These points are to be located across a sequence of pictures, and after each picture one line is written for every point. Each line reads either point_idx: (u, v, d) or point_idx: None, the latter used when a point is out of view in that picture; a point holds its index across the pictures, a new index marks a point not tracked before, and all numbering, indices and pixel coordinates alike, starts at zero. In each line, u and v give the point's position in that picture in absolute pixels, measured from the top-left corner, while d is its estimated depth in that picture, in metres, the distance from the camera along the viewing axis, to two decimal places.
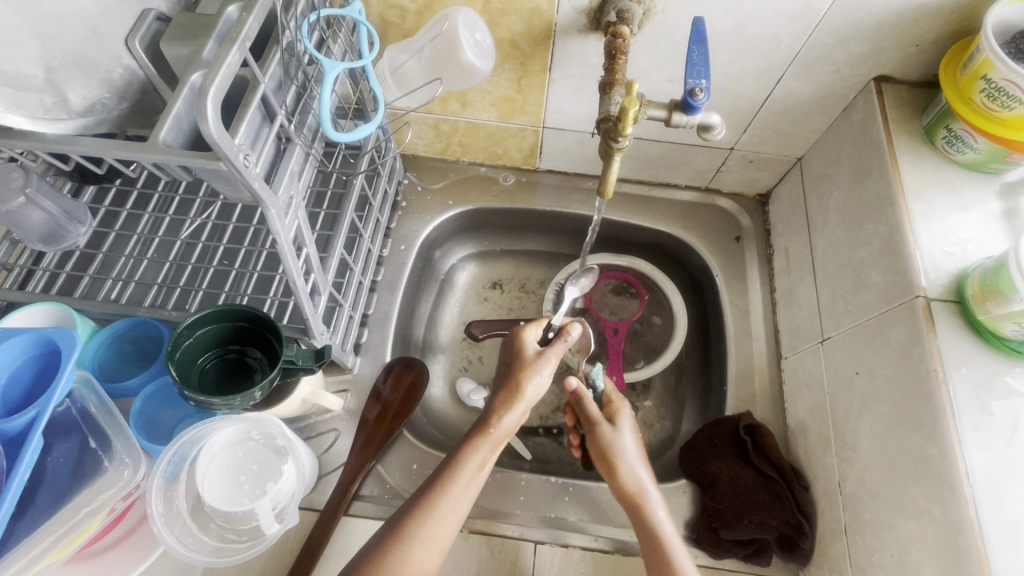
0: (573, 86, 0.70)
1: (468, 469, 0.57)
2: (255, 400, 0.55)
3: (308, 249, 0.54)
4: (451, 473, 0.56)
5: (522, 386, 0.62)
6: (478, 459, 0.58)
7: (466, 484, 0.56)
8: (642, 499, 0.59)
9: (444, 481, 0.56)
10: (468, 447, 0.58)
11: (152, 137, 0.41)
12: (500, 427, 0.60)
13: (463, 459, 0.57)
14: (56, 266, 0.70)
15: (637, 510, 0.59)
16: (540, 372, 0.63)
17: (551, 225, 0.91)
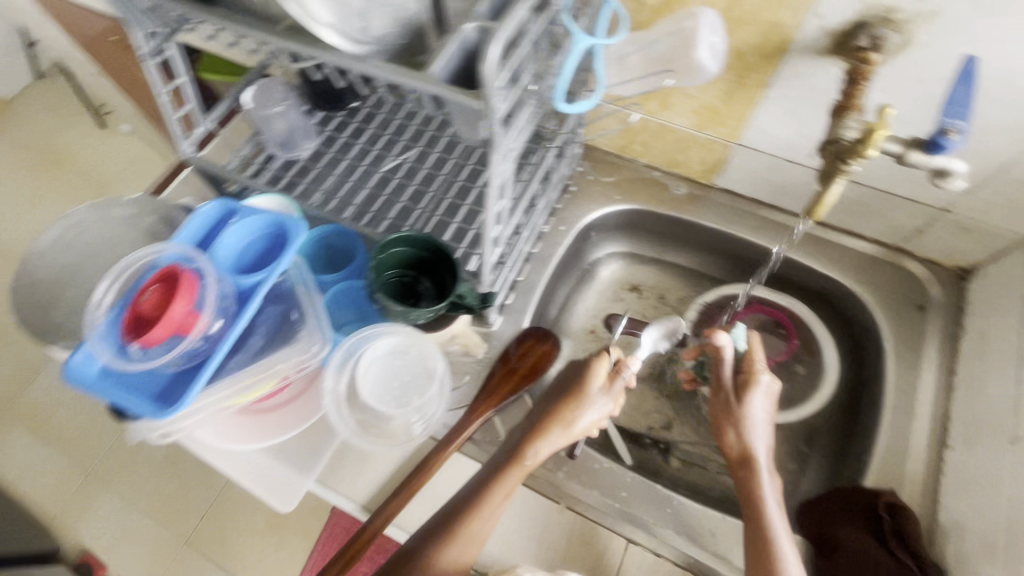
0: (787, 107, 0.68)
1: (495, 498, 0.59)
2: (424, 319, 0.61)
3: (505, 201, 0.58)
4: (486, 494, 0.59)
5: (572, 422, 0.64)
6: (501, 496, 0.60)
7: (496, 503, 0.59)
8: (754, 468, 0.63)
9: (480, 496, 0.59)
10: (495, 482, 0.60)
11: (428, 69, 0.47)
12: (528, 460, 0.62)
13: (491, 491, 0.60)
14: (281, 170, 0.84)
15: (746, 479, 0.63)
16: (580, 413, 0.65)
17: (710, 244, 0.89)
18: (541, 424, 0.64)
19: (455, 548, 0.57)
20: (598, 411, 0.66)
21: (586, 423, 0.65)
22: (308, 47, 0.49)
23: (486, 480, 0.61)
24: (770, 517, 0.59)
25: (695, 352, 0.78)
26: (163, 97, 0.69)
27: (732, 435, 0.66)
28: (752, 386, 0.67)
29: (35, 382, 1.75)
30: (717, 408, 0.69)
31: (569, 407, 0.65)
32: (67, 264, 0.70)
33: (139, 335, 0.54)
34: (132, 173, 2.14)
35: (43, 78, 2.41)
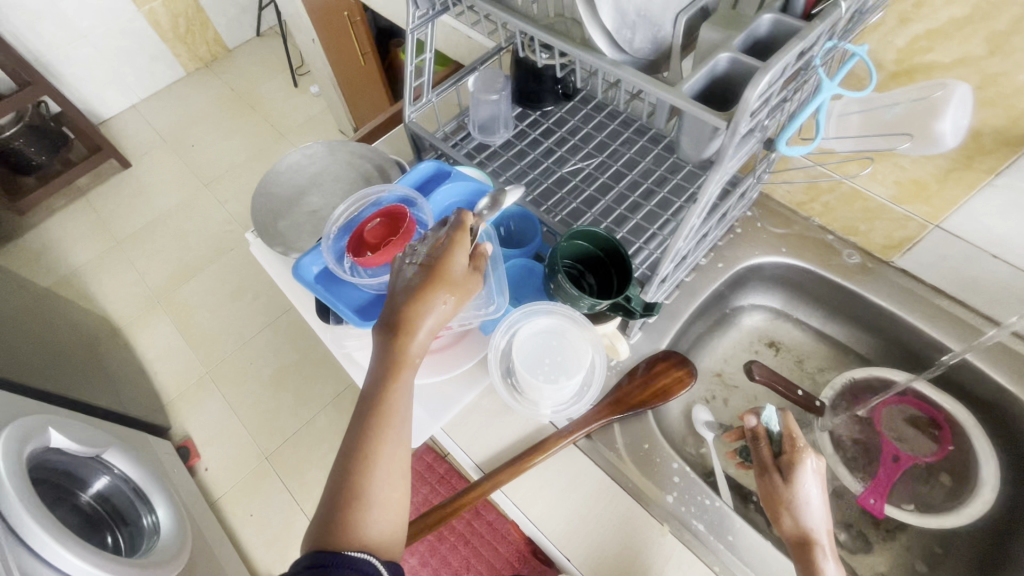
0: (1012, 200, 0.64)
1: (388, 445, 0.51)
2: (586, 308, 0.66)
3: (695, 223, 0.60)
4: (370, 446, 0.50)
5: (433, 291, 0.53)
6: (389, 454, 0.51)
7: (387, 452, 0.50)
8: (815, 556, 0.59)
9: (367, 447, 0.50)
10: (364, 443, 0.50)
11: (680, 85, 0.51)
12: (389, 405, 0.51)
13: (387, 404, 0.51)
14: (473, 149, 0.92)
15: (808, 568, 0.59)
16: (433, 308, 0.52)
17: (871, 321, 0.85)
18: (405, 339, 0.52)
19: (367, 509, 0.49)
20: (458, 285, 0.54)
21: (434, 320, 0.52)
22: (578, 48, 0.56)
23: (361, 437, 0.50)
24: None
25: (737, 435, 0.76)
26: (410, 68, 0.81)
27: (788, 519, 0.62)
28: (798, 468, 0.63)
29: (188, 283, 2.02)
30: (764, 489, 0.65)
31: (420, 304, 0.52)
32: (297, 183, 0.83)
33: (360, 254, 0.64)
34: (308, 131, 2.43)
35: (262, 36, 2.82)
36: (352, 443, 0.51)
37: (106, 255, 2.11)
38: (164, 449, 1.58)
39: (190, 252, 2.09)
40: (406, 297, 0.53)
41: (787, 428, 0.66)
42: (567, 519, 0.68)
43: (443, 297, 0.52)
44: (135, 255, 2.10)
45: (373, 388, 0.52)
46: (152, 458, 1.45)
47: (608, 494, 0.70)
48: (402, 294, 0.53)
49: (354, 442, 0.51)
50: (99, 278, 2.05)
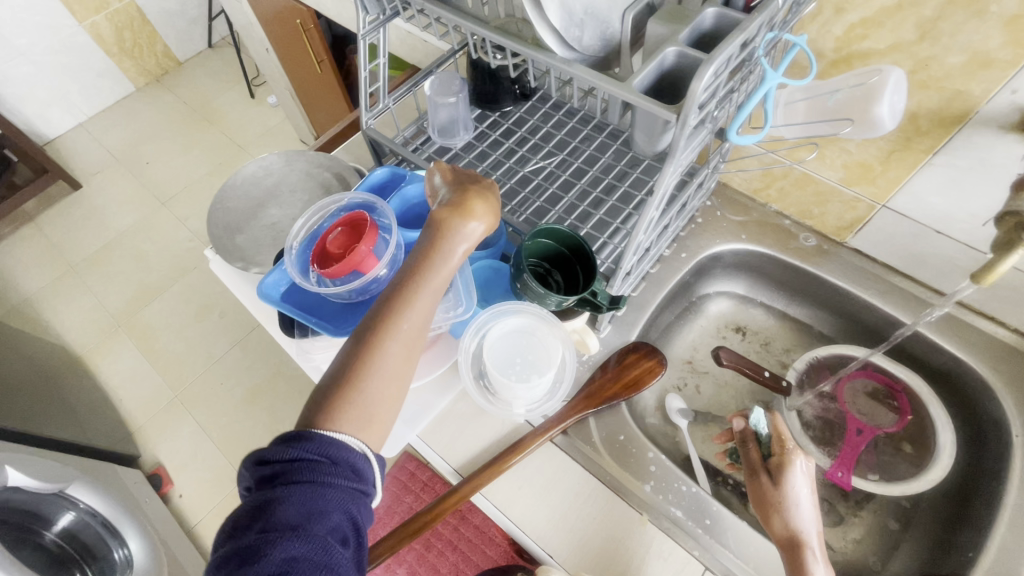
0: (949, 177, 0.68)
1: (389, 354, 0.51)
2: (554, 307, 0.66)
3: (654, 213, 0.61)
4: (376, 348, 0.51)
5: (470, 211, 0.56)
6: (388, 362, 0.51)
7: (388, 360, 0.51)
8: (804, 557, 0.60)
9: (368, 349, 0.51)
10: (367, 346, 0.51)
11: (629, 81, 0.52)
12: (403, 316, 0.52)
13: (410, 299, 0.52)
14: (435, 153, 0.92)
15: (795, 566, 0.60)
16: (463, 236, 0.56)
17: (829, 301, 0.88)
18: (433, 256, 0.54)
19: (354, 409, 0.49)
20: (490, 212, 0.58)
21: (462, 248, 0.56)
22: (530, 48, 0.56)
23: (365, 337, 0.51)
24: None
25: (727, 438, 0.80)
26: (365, 73, 0.80)
27: (778, 520, 0.64)
28: (787, 469, 0.65)
29: (150, 305, 1.95)
30: (754, 493, 0.67)
31: (454, 227, 0.56)
32: (255, 196, 0.81)
33: (323, 266, 0.63)
34: (268, 142, 2.37)
35: (214, 47, 2.74)
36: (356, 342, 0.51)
37: (59, 281, 2.02)
38: (133, 479, 1.52)
39: (150, 273, 2.02)
40: (438, 220, 0.56)
41: (775, 431, 0.70)
42: (548, 518, 0.68)
43: (482, 220, 0.57)
44: (91, 280, 2.02)
45: (387, 294, 0.53)
46: (120, 489, 1.39)
47: (586, 490, 0.70)
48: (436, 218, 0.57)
49: (358, 339, 0.51)
50: (52, 306, 1.96)
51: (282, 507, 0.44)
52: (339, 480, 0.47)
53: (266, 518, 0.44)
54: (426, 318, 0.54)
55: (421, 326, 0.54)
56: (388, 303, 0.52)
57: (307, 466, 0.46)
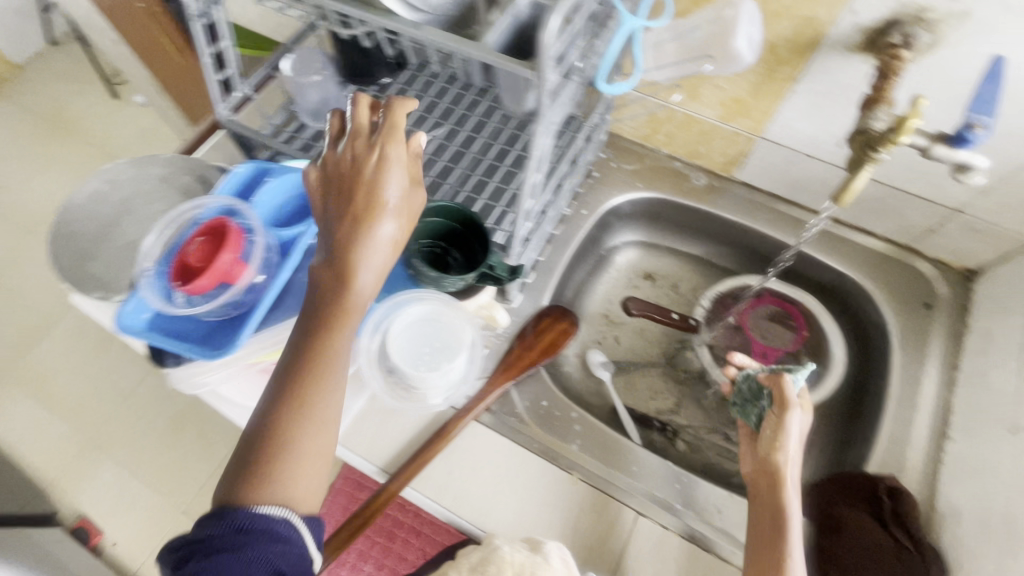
0: (812, 103, 0.70)
1: (323, 385, 0.49)
2: (454, 287, 0.63)
3: (539, 174, 0.60)
4: (309, 379, 0.49)
5: (370, 208, 0.51)
6: (323, 394, 0.49)
7: (327, 404, 0.49)
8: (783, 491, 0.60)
9: (299, 382, 0.49)
10: (297, 380, 0.49)
11: (483, 39, 0.49)
12: (330, 363, 0.50)
13: (329, 346, 0.50)
14: (312, 138, 0.85)
15: (774, 499, 0.59)
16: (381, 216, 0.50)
17: (725, 236, 0.91)
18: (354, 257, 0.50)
19: (296, 447, 0.47)
20: (394, 191, 0.51)
21: (388, 229, 0.51)
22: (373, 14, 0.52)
23: (294, 399, 0.48)
24: (790, 536, 0.57)
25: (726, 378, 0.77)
26: (208, 59, 0.71)
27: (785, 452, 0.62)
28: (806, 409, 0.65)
29: (36, 346, 1.74)
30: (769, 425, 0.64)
31: (357, 235, 0.50)
32: (103, 214, 0.71)
33: (184, 283, 0.55)
34: (142, 145, 2.13)
35: (57, 45, 2.39)
36: (285, 379, 0.49)
37: None
38: (53, 537, 1.38)
39: (28, 311, 1.79)
40: (346, 219, 0.51)
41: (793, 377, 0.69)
42: (483, 497, 0.68)
43: (394, 216, 0.51)
44: None
45: (314, 317, 0.51)
46: (36, 553, 1.26)
47: (516, 461, 0.70)
48: (345, 185, 0.52)
49: (285, 374, 0.49)
50: None
51: None
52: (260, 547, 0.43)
53: None
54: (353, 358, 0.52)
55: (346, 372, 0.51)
56: (314, 326, 0.50)
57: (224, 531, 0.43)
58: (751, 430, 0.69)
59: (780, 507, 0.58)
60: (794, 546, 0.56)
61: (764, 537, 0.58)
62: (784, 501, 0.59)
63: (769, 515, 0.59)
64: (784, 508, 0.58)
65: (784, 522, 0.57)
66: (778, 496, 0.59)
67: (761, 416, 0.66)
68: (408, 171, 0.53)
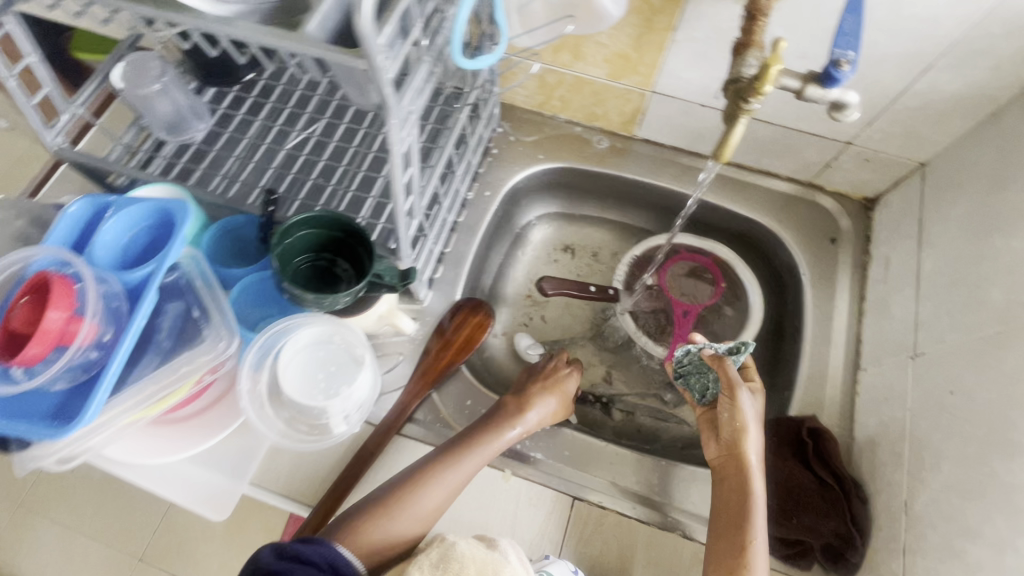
0: (695, 51, 0.67)
1: (446, 480, 0.61)
2: (341, 304, 0.57)
3: (412, 168, 0.55)
4: (444, 471, 0.62)
5: (528, 409, 0.68)
6: (444, 485, 0.61)
7: (426, 502, 0.60)
8: (749, 476, 0.59)
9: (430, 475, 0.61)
10: (432, 474, 0.61)
11: (301, 28, 0.42)
12: (438, 487, 0.61)
13: (447, 469, 0.62)
14: (173, 155, 0.76)
15: (739, 485, 0.59)
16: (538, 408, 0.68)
17: (636, 197, 0.89)
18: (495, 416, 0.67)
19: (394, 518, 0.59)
20: (545, 411, 0.69)
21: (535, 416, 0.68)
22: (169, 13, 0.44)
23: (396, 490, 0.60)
24: (756, 524, 0.56)
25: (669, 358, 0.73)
26: (15, 81, 0.58)
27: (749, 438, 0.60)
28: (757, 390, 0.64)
29: None
30: (729, 413, 0.62)
31: (518, 416, 0.67)
32: None
33: (16, 355, 0.47)
34: None
35: None
36: (420, 469, 0.62)
37: None
38: None
39: None
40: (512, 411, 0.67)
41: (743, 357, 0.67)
42: None
43: (546, 403, 0.69)
44: None
45: (460, 438, 0.65)
46: None
47: None
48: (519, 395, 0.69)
49: (429, 465, 0.62)
50: None
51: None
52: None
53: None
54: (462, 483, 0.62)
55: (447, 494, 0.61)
56: (470, 440, 0.64)
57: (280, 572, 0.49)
58: (703, 406, 0.67)
59: (746, 497, 0.58)
60: (758, 534, 0.56)
61: (727, 526, 0.57)
62: (751, 490, 0.58)
63: (735, 502, 0.58)
64: (750, 498, 0.58)
65: (750, 509, 0.57)
66: (745, 485, 0.58)
67: (711, 391, 0.65)
68: (558, 403, 0.71)
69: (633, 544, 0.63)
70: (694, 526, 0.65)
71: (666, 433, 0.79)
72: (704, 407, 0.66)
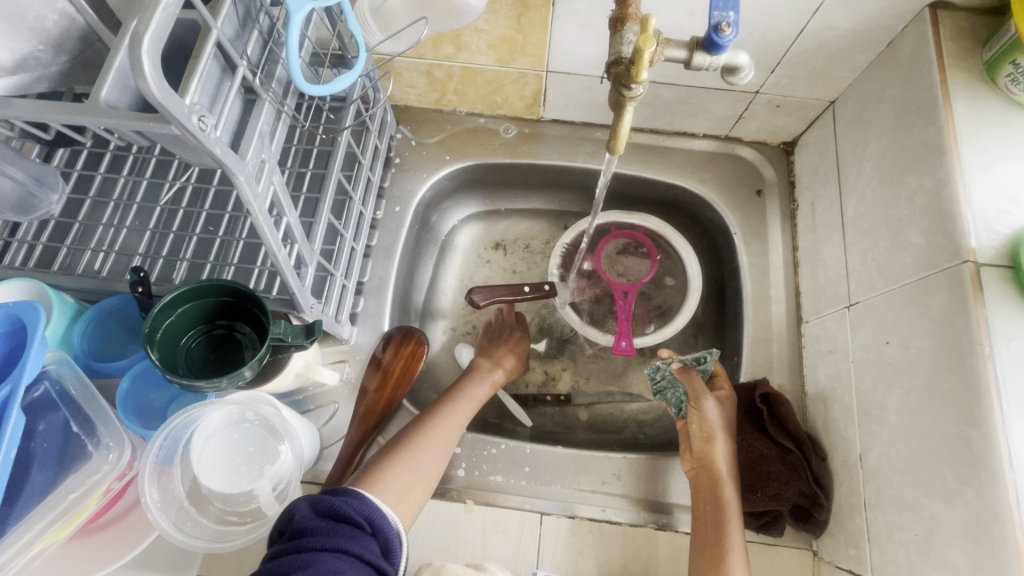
0: (580, 23, 0.61)
1: (432, 438, 0.61)
2: (245, 379, 0.51)
3: (287, 217, 0.49)
4: (428, 433, 0.62)
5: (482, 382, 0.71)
6: (431, 443, 0.61)
7: (421, 458, 0.59)
8: (722, 484, 0.58)
9: (413, 438, 0.61)
10: (414, 437, 0.61)
11: (92, 96, 0.35)
12: (426, 445, 0.60)
13: (429, 430, 0.62)
14: (33, 236, 0.66)
15: (712, 492, 0.58)
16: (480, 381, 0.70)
17: (556, 181, 0.84)
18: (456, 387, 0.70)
19: (394, 476, 0.57)
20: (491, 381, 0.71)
21: (482, 389, 0.70)
22: None
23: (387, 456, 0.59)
24: (733, 531, 0.56)
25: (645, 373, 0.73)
26: None
27: (720, 447, 0.60)
28: (727, 400, 0.64)
29: None
30: (701, 423, 0.61)
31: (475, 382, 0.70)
32: None
33: None
34: None
35: None
36: (399, 441, 0.61)
37: None
38: None
39: None
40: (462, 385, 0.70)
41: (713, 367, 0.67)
42: None
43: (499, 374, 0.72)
44: None
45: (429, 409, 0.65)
46: None
47: None
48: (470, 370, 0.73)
49: (413, 427, 0.63)
50: None
51: (303, 546, 0.45)
52: (362, 546, 0.47)
53: (292, 543, 0.45)
54: (445, 447, 0.62)
55: (439, 452, 0.61)
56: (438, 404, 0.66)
57: (322, 535, 0.45)
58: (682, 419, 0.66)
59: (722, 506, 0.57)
60: (735, 538, 0.55)
61: (707, 534, 0.56)
62: (725, 498, 0.57)
63: (711, 510, 0.58)
64: (725, 506, 0.57)
65: (726, 514, 0.57)
66: (719, 493, 0.58)
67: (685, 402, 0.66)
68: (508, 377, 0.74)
69: (607, 549, 0.62)
70: (667, 515, 0.64)
71: (628, 418, 0.77)
72: (681, 420, 0.65)
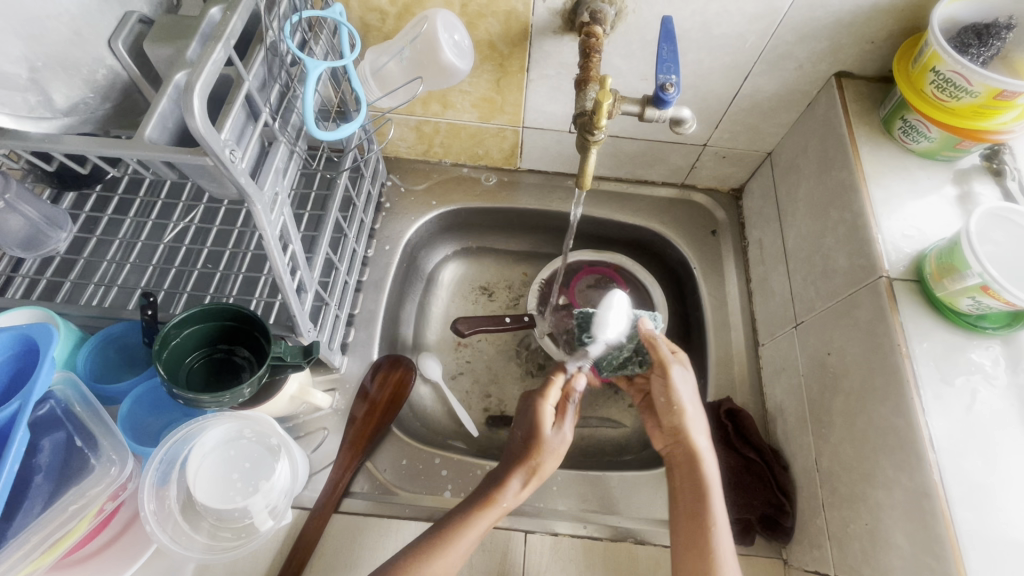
0: (550, 86, 0.71)
1: (471, 532, 0.56)
2: (244, 397, 0.53)
3: (293, 246, 0.54)
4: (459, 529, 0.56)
5: (539, 467, 0.61)
6: (480, 529, 0.57)
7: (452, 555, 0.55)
8: (703, 492, 0.57)
9: (472, 512, 0.57)
10: (467, 514, 0.57)
11: (137, 134, 0.41)
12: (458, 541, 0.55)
13: (465, 524, 0.56)
14: (35, 272, 0.69)
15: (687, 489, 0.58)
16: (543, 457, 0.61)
17: (533, 224, 0.92)
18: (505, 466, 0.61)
19: (438, 562, 0.54)
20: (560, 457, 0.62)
21: (552, 461, 0.61)
22: None
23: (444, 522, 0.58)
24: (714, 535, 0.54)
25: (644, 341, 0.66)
26: None
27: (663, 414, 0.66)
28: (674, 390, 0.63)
29: None
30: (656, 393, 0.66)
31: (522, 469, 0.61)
32: None
33: None
34: None
35: None
36: (454, 513, 0.58)
37: None
38: None
39: None
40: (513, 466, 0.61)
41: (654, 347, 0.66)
42: None
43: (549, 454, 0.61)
44: None
45: (470, 501, 0.59)
46: None
47: (394, 536, 0.64)
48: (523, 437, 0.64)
49: (457, 512, 0.58)
50: None
51: None
52: None
53: None
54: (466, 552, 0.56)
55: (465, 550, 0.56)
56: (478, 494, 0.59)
57: None
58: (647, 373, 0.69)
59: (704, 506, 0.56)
60: (722, 546, 0.54)
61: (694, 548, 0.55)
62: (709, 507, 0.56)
63: (689, 514, 0.57)
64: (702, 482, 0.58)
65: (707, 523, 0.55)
66: (702, 504, 0.57)
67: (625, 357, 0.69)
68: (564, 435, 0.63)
69: (590, 564, 0.64)
70: (645, 531, 0.66)
71: (603, 438, 0.80)
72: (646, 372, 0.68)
